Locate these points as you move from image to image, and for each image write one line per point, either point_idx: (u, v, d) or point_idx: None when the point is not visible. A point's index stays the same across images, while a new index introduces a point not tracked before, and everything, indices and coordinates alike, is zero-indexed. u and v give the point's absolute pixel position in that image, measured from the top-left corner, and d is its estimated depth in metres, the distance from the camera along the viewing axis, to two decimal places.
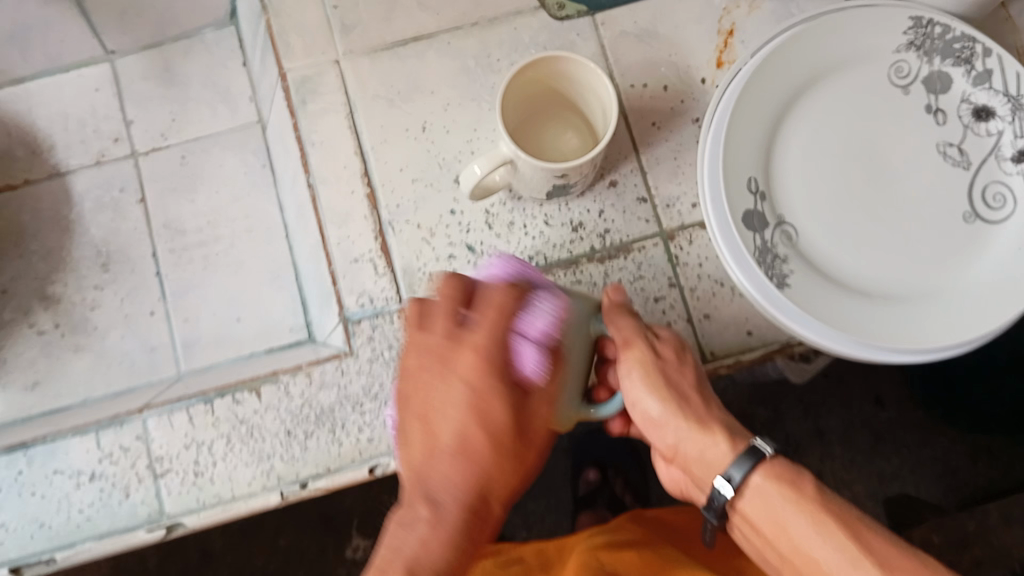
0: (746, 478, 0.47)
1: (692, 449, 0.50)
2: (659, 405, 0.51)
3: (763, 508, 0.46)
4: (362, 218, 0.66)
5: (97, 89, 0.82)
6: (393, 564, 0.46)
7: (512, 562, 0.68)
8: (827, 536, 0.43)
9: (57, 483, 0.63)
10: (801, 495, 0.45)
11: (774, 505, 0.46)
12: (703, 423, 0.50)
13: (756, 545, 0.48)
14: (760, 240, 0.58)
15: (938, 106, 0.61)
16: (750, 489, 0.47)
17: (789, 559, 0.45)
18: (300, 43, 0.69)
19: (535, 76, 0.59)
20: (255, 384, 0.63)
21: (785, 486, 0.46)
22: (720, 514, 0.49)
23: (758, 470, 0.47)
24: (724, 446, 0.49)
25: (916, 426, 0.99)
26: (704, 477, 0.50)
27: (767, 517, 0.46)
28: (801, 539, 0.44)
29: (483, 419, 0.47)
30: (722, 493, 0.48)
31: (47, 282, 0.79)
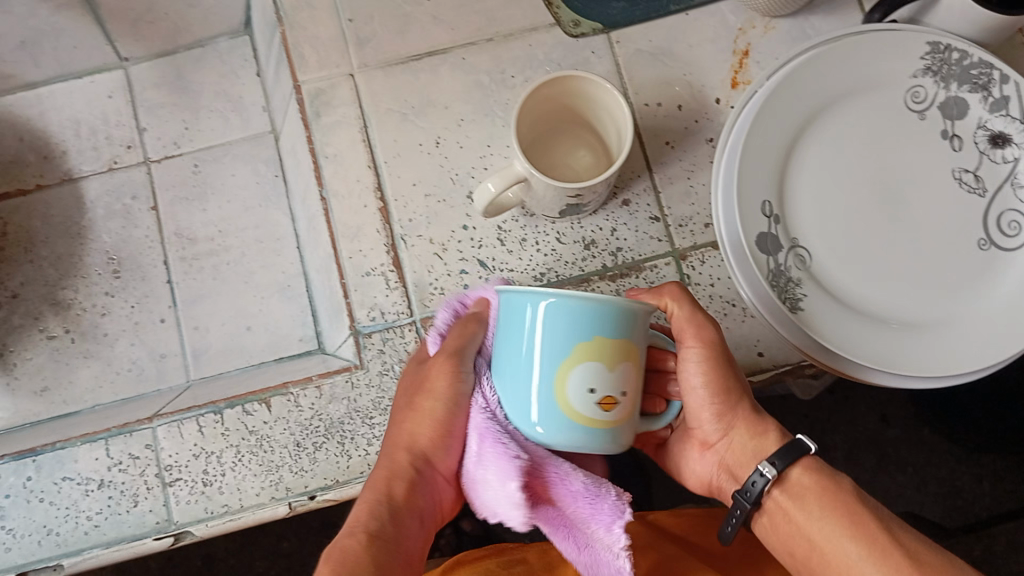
0: (787, 470, 0.50)
1: (738, 436, 0.53)
2: (710, 397, 0.53)
3: (801, 498, 0.48)
4: (374, 232, 0.66)
5: (109, 96, 0.83)
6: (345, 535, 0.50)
7: (516, 562, 0.65)
8: (866, 529, 0.46)
9: (66, 490, 0.63)
10: (837, 489, 0.48)
11: (811, 497, 0.48)
12: (753, 415, 0.53)
13: (775, 535, 0.50)
14: (774, 264, 0.58)
15: (953, 131, 0.62)
16: (790, 480, 0.50)
17: (813, 547, 0.47)
18: (314, 55, 0.69)
19: (551, 95, 0.59)
20: (265, 396, 0.63)
21: (824, 481, 0.48)
22: (753, 502, 0.50)
23: (798, 465, 0.50)
24: (774, 436, 0.52)
25: (921, 444, 0.99)
26: (744, 467, 0.53)
27: (800, 507, 0.48)
28: (833, 529, 0.47)
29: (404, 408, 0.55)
30: (761, 478, 0.50)
31: (57, 288, 0.79)
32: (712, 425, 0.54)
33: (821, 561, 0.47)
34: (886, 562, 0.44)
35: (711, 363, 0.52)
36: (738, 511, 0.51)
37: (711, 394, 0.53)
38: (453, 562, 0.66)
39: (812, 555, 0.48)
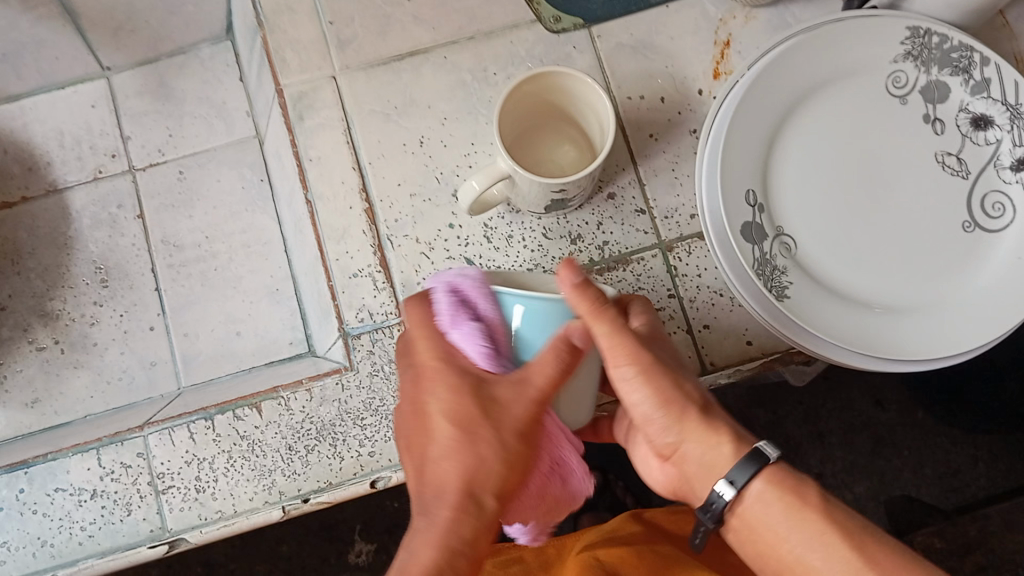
0: (749, 484, 0.47)
1: (689, 446, 0.49)
2: (654, 406, 0.48)
3: (765, 514, 0.46)
4: (360, 234, 0.65)
5: (93, 105, 0.82)
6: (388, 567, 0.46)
7: (512, 562, 0.67)
8: (836, 545, 0.44)
9: (58, 501, 0.62)
10: (803, 505, 0.46)
11: (777, 514, 0.46)
12: (707, 423, 0.48)
13: (744, 548, 0.48)
14: (759, 252, 0.58)
15: (936, 115, 0.62)
16: (751, 494, 0.47)
17: (788, 566, 0.46)
18: (296, 59, 0.69)
19: (532, 91, 0.59)
20: (256, 400, 0.63)
21: (789, 495, 0.46)
22: (716, 520, 0.48)
23: (760, 478, 0.47)
24: (727, 447, 0.48)
25: (916, 426, 0.99)
26: (698, 479, 0.49)
27: (766, 526, 0.46)
28: (803, 550, 0.45)
29: (454, 416, 0.47)
30: (722, 497, 0.47)
31: (45, 299, 0.79)
32: (663, 433, 0.50)
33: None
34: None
35: (645, 375, 0.48)
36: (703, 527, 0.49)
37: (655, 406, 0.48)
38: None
39: (786, 574, 0.46)
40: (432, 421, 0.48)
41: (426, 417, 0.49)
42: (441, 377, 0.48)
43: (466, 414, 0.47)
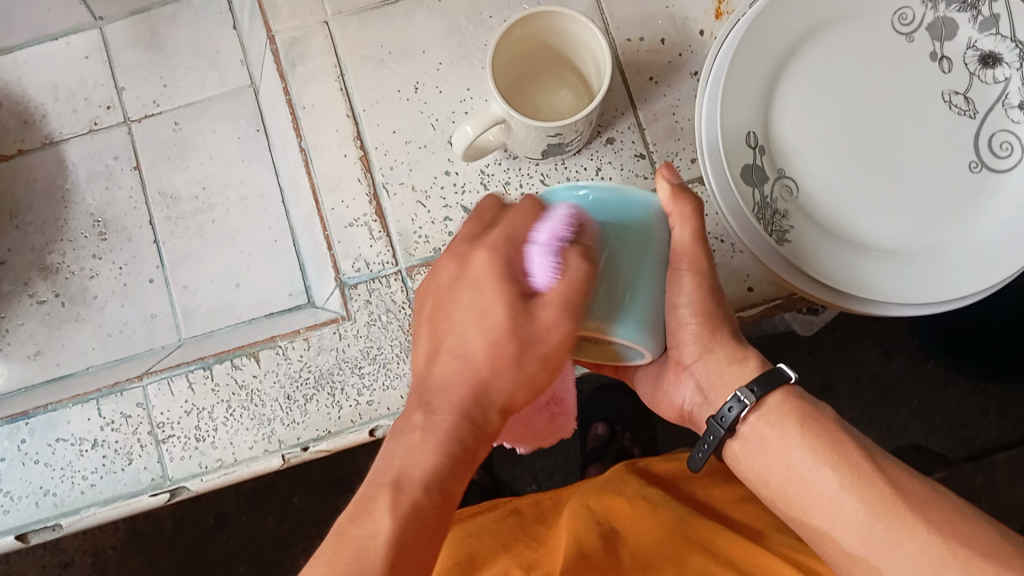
0: (767, 395, 0.49)
1: (715, 361, 0.52)
2: (691, 312, 0.51)
3: (778, 423, 0.49)
4: (355, 182, 0.65)
5: (86, 57, 0.81)
6: (383, 471, 0.43)
7: (509, 515, 0.68)
8: (846, 454, 0.47)
9: (60, 451, 0.63)
10: (817, 418, 0.48)
11: (791, 423, 0.48)
12: (736, 346, 0.52)
13: (752, 461, 0.50)
14: (759, 196, 0.58)
15: (943, 53, 0.60)
16: (768, 405, 0.49)
17: (792, 474, 0.48)
18: (286, 4, 0.68)
19: (525, 33, 0.58)
20: (254, 350, 0.63)
21: (804, 409, 0.49)
22: (729, 429, 0.50)
23: (778, 391, 0.49)
24: (752, 364, 0.51)
25: (926, 377, 0.98)
26: (717, 392, 0.53)
27: (778, 434, 0.48)
28: (812, 458, 0.47)
29: (495, 329, 0.44)
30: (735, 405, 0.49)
31: (44, 253, 0.79)
32: (690, 346, 0.53)
33: (800, 489, 0.48)
34: (867, 492, 0.45)
35: (699, 286, 0.50)
36: (713, 437, 0.51)
37: (698, 321, 0.51)
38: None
39: (790, 482, 0.48)
40: (474, 322, 0.45)
41: (443, 323, 0.47)
42: (478, 289, 0.45)
43: (492, 331, 0.44)
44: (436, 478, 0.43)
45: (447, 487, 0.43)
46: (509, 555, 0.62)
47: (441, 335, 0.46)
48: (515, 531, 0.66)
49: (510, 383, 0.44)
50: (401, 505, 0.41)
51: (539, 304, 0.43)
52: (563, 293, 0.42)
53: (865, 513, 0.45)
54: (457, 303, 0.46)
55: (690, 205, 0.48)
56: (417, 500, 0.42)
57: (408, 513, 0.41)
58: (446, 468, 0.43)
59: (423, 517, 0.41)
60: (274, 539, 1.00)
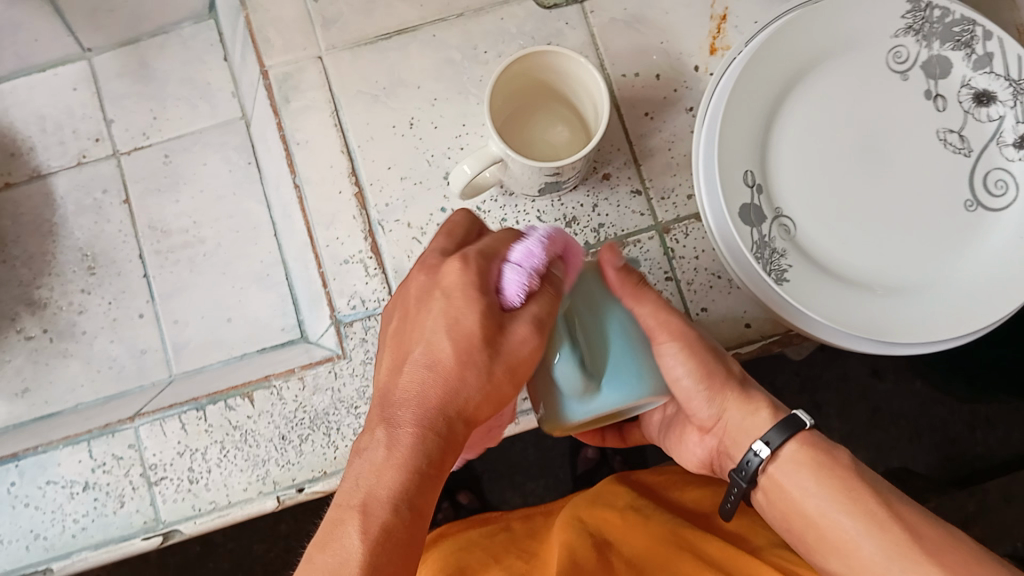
0: (782, 446, 0.50)
1: (732, 419, 0.53)
2: (699, 384, 0.52)
3: (796, 471, 0.49)
4: (350, 219, 0.64)
5: (74, 89, 0.80)
6: (349, 494, 0.41)
7: (499, 532, 0.67)
8: (860, 497, 0.46)
9: (50, 494, 0.62)
10: (831, 464, 0.48)
11: (806, 473, 0.48)
12: (743, 392, 0.53)
13: (773, 510, 0.51)
14: (758, 235, 0.57)
15: (937, 91, 0.60)
16: (784, 456, 0.50)
17: (808, 523, 0.48)
18: (279, 39, 0.67)
19: (523, 71, 0.58)
20: (247, 390, 0.62)
21: (820, 458, 0.49)
22: (749, 480, 0.51)
23: (793, 441, 0.50)
24: (764, 414, 0.52)
25: (914, 395, 0.98)
26: (737, 446, 0.53)
27: (796, 483, 0.49)
28: (828, 503, 0.47)
29: (460, 333, 0.43)
30: (757, 456, 0.50)
31: (31, 287, 0.77)
32: (705, 408, 0.54)
33: (817, 536, 0.48)
34: (884, 534, 0.45)
35: (686, 352, 0.51)
36: (737, 489, 0.52)
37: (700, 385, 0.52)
38: (437, 536, 0.70)
39: (807, 530, 0.48)
40: (435, 330, 0.44)
41: (419, 329, 0.45)
42: (447, 299, 0.44)
43: (461, 337, 0.43)
44: (404, 496, 0.40)
45: (415, 506, 0.40)
46: (501, 566, 0.61)
47: (420, 346, 0.44)
48: (507, 547, 0.64)
49: (492, 398, 0.43)
50: (370, 530, 0.39)
51: (511, 321, 0.43)
52: (535, 310, 0.44)
53: (880, 557, 0.44)
54: (430, 312, 0.44)
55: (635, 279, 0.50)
56: (387, 523, 0.39)
57: (377, 536, 0.39)
58: (415, 485, 0.40)
59: (391, 537, 0.39)
60: (261, 567, 0.97)
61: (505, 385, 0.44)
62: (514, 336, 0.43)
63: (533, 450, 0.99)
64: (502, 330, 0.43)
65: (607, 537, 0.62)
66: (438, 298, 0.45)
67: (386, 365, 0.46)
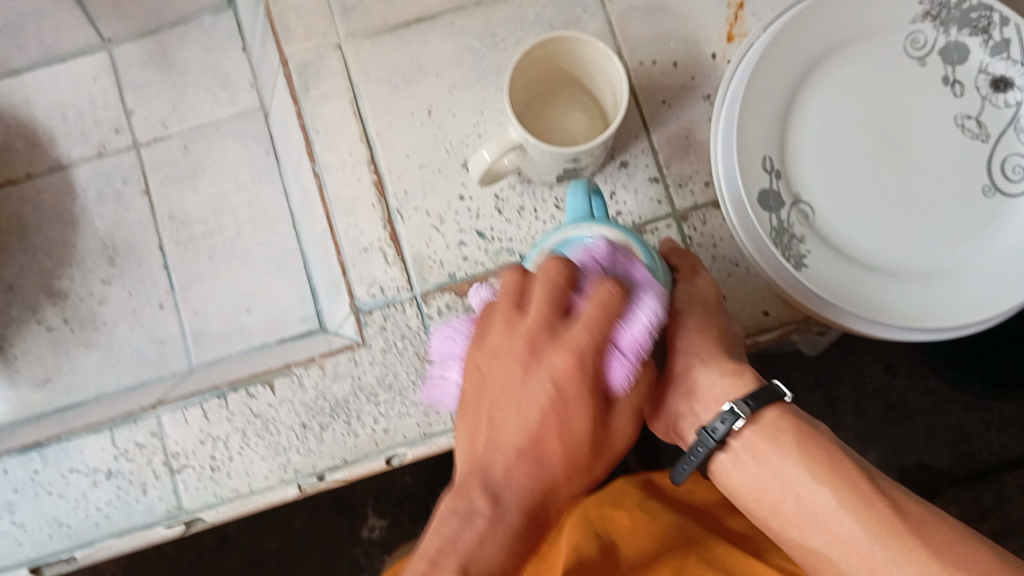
0: (762, 410, 0.49)
1: (707, 374, 0.52)
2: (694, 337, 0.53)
3: (777, 438, 0.48)
4: (370, 207, 0.65)
5: (94, 78, 0.81)
6: (443, 556, 0.41)
7: None
8: (845, 472, 0.46)
9: (74, 482, 0.62)
10: (815, 437, 0.48)
11: (789, 441, 0.48)
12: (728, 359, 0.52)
13: (743, 479, 0.49)
14: (776, 221, 0.58)
15: (955, 77, 0.60)
16: (763, 422, 0.49)
17: (788, 490, 0.47)
18: (300, 27, 0.68)
19: (543, 57, 0.58)
20: (269, 377, 0.62)
21: (804, 427, 0.48)
22: (719, 439, 0.49)
23: (773, 408, 0.49)
24: (749, 376, 0.51)
25: (929, 391, 0.96)
26: (708, 409, 0.51)
27: (778, 450, 0.48)
28: (813, 475, 0.46)
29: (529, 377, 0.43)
30: (734, 415, 0.48)
31: (53, 276, 0.78)
32: (685, 357, 0.53)
33: (796, 508, 0.47)
34: (871, 509, 0.44)
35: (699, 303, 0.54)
36: (701, 449, 0.49)
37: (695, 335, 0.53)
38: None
39: (785, 499, 0.47)
40: (502, 384, 0.44)
41: (491, 392, 0.45)
42: (512, 360, 0.44)
43: (532, 379, 0.43)
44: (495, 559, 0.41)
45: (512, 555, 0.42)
46: None
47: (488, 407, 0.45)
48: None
49: (569, 436, 0.43)
50: None
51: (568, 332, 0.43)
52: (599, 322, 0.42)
53: (865, 535, 0.44)
54: (501, 369, 0.44)
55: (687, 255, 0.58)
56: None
57: None
58: (506, 541, 0.42)
59: None
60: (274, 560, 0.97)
61: (574, 413, 0.43)
62: (574, 356, 0.42)
63: None
64: (563, 379, 0.42)
65: (613, 538, 0.62)
66: (498, 354, 0.45)
67: (462, 435, 0.46)
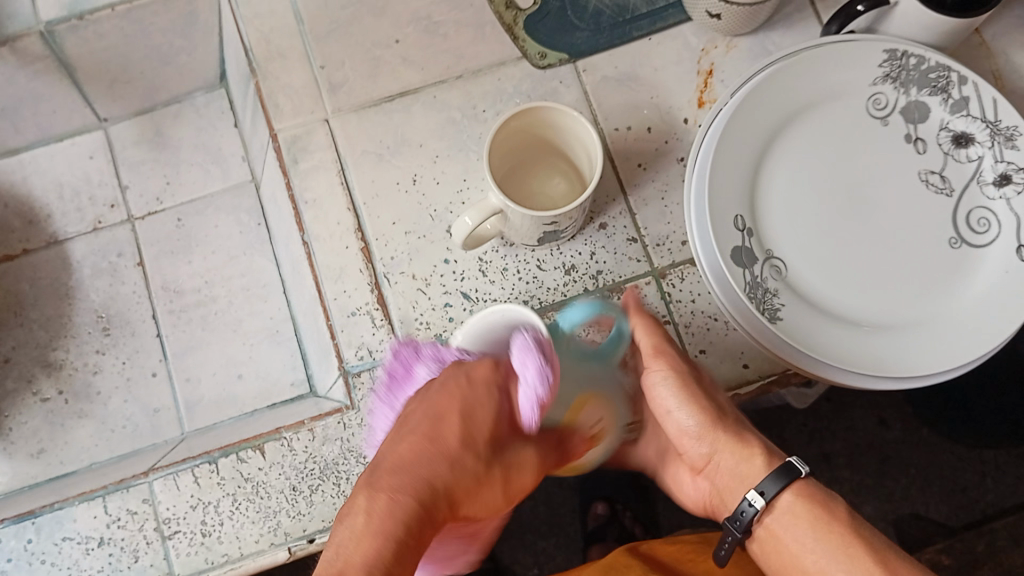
0: (779, 495, 0.50)
1: (726, 459, 0.53)
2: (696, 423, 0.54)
3: (793, 526, 0.49)
4: (357, 272, 0.66)
5: (91, 157, 0.84)
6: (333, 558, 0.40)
7: None
8: (860, 559, 0.46)
9: (66, 550, 0.63)
10: (829, 521, 0.48)
11: (803, 528, 0.48)
12: (739, 437, 0.53)
13: (769, 562, 0.51)
14: (750, 276, 0.59)
15: (917, 135, 0.63)
16: (782, 506, 0.50)
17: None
18: (289, 104, 0.70)
19: (520, 126, 0.61)
20: (259, 442, 0.63)
21: (815, 510, 0.49)
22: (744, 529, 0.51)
23: (792, 490, 0.50)
24: (759, 459, 0.52)
25: (922, 443, 0.96)
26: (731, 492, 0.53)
27: (793, 537, 0.49)
28: (828, 561, 0.47)
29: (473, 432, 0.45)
30: (751, 506, 0.50)
31: (48, 349, 0.80)
32: (698, 447, 0.55)
33: None
34: None
35: (685, 393, 0.54)
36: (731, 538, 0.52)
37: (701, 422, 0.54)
38: None
39: None
40: (453, 418, 0.45)
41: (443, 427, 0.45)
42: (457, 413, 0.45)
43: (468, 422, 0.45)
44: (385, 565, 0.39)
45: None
46: None
47: (430, 427, 0.45)
48: None
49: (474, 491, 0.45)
50: None
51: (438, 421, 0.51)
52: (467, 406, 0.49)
53: None
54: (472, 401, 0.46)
55: (650, 322, 0.55)
56: None
57: None
58: (393, 552, 0.40)
59: None
60: None
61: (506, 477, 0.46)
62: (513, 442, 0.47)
63: (542, 508, 0.98)
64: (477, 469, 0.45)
65: None
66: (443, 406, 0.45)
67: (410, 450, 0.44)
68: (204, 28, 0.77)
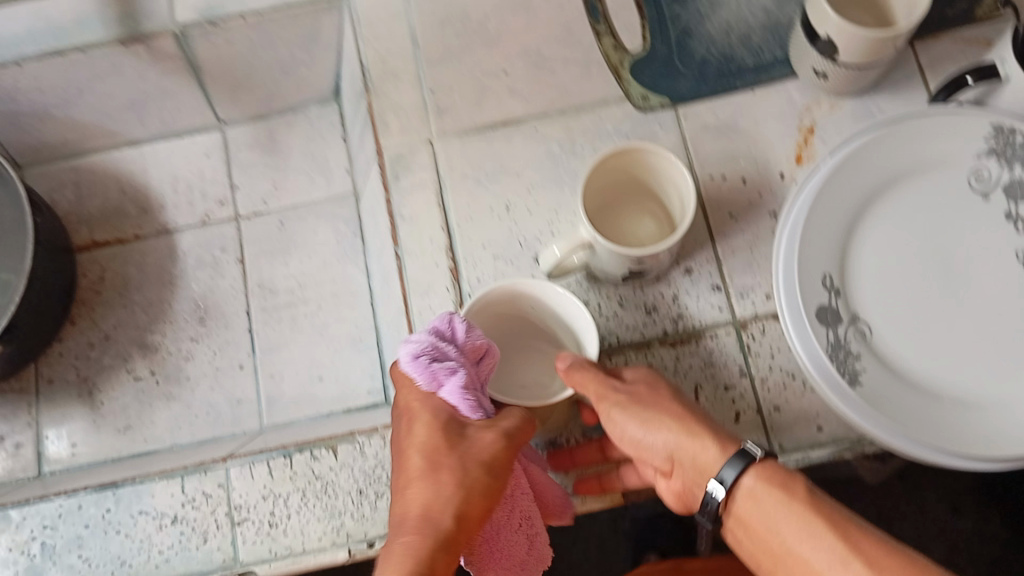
0: (740, 479, 0.48)
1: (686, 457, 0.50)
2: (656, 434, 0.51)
3: (757, 505, 0.48)
4: (444, 290, 0.68)
5: (207, 155, 0.89)
6: None
7: None
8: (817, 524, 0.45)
9: (141, 523, 0.66)
10: (792, 496, 0.47)
11: (769, 505, 0.47)
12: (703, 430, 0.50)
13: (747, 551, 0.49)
14: (833, 337, 0.59)
15: (1018, 213, 0.61)
16: (745, 489, 0.48)
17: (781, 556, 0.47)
18: (397, 123, 0.73)
19: (616, 165, 0.62)
20: (333, 443, 0.66)
21: (778, 485, 0.47)
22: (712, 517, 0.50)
23: (751, 471, 0.48)
24: (713, 449, 0.49)
25: (993, 539, 0.94)
26: (697, 485, 0.50)
27: (760, 519, 0.47)
28: (788, 532, 0.46)
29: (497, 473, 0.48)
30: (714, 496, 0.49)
31: (146, 331, 0.85)
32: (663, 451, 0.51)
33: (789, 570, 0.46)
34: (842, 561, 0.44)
35: (635, 402, 0.52)
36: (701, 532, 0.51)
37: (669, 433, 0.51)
38: None
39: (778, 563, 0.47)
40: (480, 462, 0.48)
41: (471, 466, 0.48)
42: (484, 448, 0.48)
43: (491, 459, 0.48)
44: None
45: None
46: None
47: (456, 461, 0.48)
48: None
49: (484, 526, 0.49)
50: None
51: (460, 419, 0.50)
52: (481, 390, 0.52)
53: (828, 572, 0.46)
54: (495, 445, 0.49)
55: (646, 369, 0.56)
56: None
57: None
58: None
59: None
60: None
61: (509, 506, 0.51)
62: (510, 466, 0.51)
63: (595, 548, 0.98)
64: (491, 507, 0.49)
65: None
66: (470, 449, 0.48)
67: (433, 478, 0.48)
68: (326, 46, 0.81)
